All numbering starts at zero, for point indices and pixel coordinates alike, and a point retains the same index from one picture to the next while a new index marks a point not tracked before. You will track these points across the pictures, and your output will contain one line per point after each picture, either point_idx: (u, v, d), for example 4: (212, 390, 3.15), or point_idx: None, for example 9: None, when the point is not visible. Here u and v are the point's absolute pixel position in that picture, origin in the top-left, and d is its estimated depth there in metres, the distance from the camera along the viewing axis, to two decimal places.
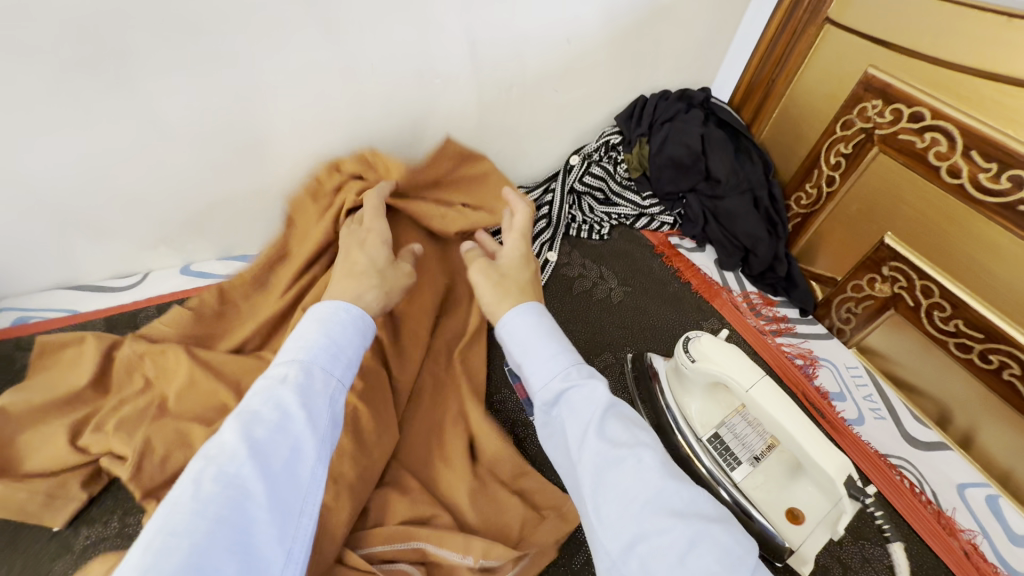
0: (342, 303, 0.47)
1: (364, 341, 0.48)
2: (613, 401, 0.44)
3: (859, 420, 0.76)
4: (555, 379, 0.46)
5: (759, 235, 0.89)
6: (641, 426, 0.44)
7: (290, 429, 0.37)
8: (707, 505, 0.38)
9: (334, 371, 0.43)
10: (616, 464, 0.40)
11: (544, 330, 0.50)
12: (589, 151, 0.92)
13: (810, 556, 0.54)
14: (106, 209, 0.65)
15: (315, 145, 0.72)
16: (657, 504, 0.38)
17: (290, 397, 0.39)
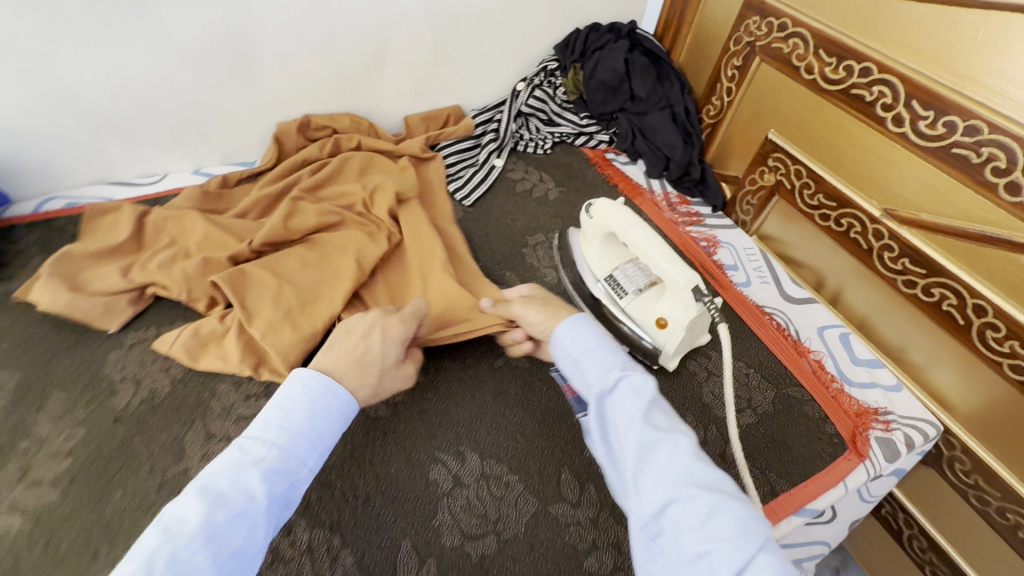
0: (328, 379, 0.53)
1: (342, 424, 0.54)
2: (659, 395, 0.51)
3: (746, 283, 0.92)
4: (611, 371, 0.53)
5: (675, 143, 1.05)
6: (679, 417, 0.51)
7: (248, 516, 0.43)
8: (730, 489, 0.44)
9: (306, 462, 0.50)
10: (653, 445, 0.47)
11: (600, 337, 0.58)
12: (532, 78, 1.09)
13: (673, 352, 0.72)
14: (132, 115, 0.83)
15: (298, 68, 0.89)
16: (685, 478, 0.45)
17: (257, 482, 0.45)
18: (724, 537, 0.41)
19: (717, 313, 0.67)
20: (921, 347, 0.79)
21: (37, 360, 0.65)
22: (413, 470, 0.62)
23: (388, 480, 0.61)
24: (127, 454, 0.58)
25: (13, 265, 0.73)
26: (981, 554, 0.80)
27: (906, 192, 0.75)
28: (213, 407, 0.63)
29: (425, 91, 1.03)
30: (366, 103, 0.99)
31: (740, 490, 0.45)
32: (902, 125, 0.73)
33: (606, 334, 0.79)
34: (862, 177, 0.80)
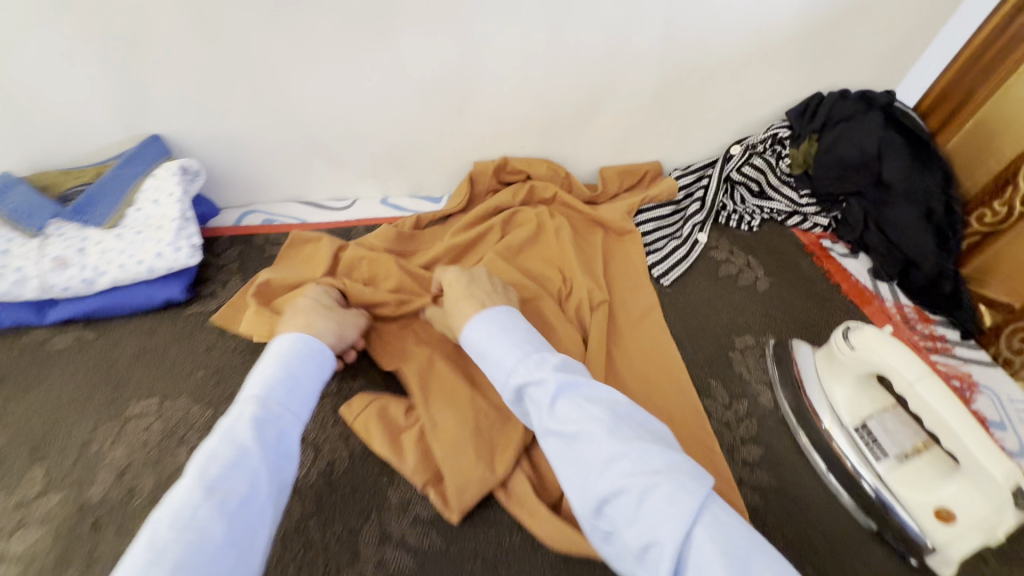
0: (292, 333, 0.55)
1: (320, 372, 0.55)
2: (567, 378, 0.46)
3: (1021, 454, 0.71)
4: (510, 370, 0.49)
5: (927, 248, 0.85)
6: (598, 397, 0.45)
7: (247, 464, 0.42)
8: (655, 455, 0.40)
9: (289, 406, 0.49)
10: (572, 442, 0.43)
11: (503, 323, 0.55)
12: (753, 143, 0.94)
13: (956, 561, 0.54)
14: (342, 140, 0.80)
15: (509, 107, 0.81)
16: (612, 466, 0.40)
17: (243, 430, 0.44)
18: (664, 514, 0.37)
19: None
20: None
21: (225, 398, 0.61)
22: None
23: None
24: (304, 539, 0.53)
25: (213, 282, 0.71)
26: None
27: None
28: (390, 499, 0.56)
29: (629, 144, 0.92)
30: (566, 150, 0.90)
31: (665, 455, 0.40)
32: None
33: (843, 496, 0.62)
34: None
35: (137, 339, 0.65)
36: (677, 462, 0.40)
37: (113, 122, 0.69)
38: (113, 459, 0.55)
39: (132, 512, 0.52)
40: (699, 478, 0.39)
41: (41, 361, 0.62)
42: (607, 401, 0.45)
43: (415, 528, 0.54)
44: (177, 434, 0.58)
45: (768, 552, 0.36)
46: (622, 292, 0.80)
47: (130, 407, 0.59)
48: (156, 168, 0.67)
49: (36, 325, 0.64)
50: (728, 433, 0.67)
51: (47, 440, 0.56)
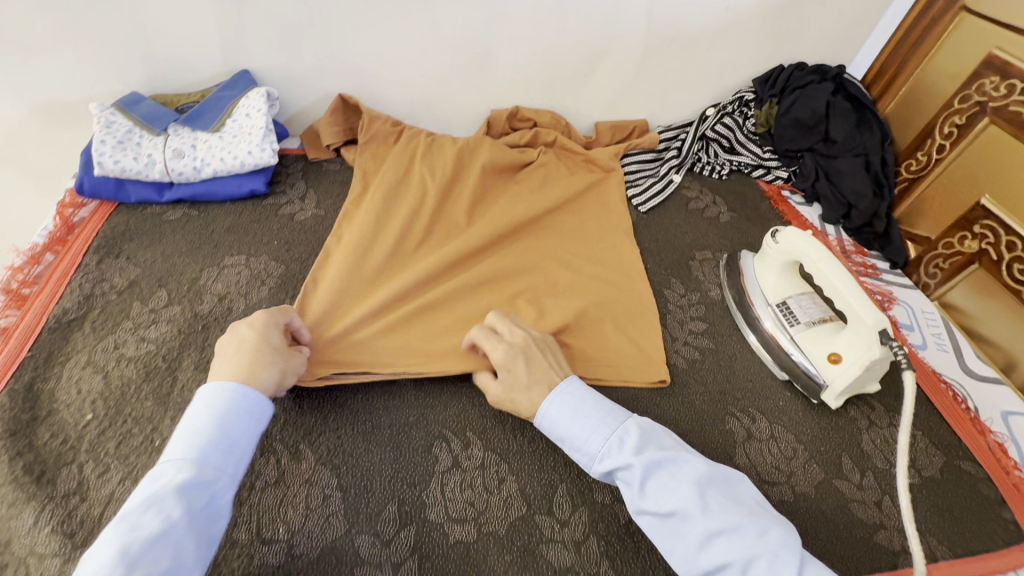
0: (229, 386, 0.54)
1: (257, 425, 0.55)
2: (645, 461, 0.55)
3: (922, 346, 0.88)
4: (599, 455, 0.58)
5: (864, 192, 1.02)
6: (679, 474, 0.54)
7: (171, 537, 0.45)
8: (747, 530, 0.50)
9: (224, 469, 0.51)
10: (668, 518, 0.53)
11: (574, 406, 0.61)
12: (724, 106, 1.12)
13: (840, 391, 0.72)
14: (388, 85, 1.00)
15: (522, 62, 1.01)
16: (709, 543, 0.50)
17: (172, 501, 0.46)
18: None
19: (907, 361, 0.65)
20: None
21: (295, 260, 0.81)
22: None
23: None
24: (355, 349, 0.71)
25: (283, 184, 0.92)
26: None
27: None
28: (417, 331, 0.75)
29: (620, 102, 1.11)
30: (567, 106, 1.10)
31: (756, 525, 0.50)
32: None
33: (765, 357, 0.80)
34: None
35: (228, 217, 0.85)
36: (767, 531, 0.50)
37: (216, 59, 0.91)
38: (215, 289, 0.75)
39: (230, 321, 0.72)
40: (787, 544, 0.49)
41: (158, 226, 0.82)
42: (687, 474, 0.54)
43: (434, 349, 0.73)
44: (261, 278, 0.78)
45: None
46: (605, 214, 0.98)
47: (225, 259, 0.79)
48: (249, 93, 0.88)
49: (154, 203, 0.84)
50: (680, 313, 0.85)
51: (166, 275, 0.76)
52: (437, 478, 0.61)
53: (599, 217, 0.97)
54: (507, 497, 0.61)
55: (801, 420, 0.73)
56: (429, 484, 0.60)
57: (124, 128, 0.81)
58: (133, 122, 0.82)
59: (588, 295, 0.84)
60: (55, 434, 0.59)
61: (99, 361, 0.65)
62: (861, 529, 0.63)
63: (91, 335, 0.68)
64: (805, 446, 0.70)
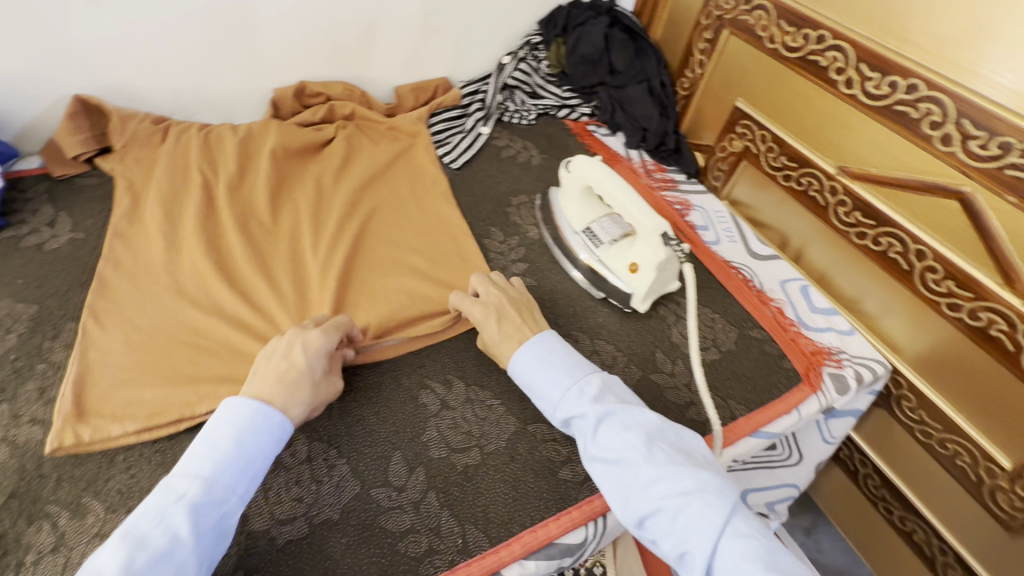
0: (253, 403, 0.54)
1: (276, 446, 0.55)
2: (603, 410, 0.59)
3: (716, 241, 0.99)
4: (563, 404, 0.62)
5: (652, 114, 1.11)
6: (645, 422, 0.58)
7: (174, 555, 0.45)
8: (685, 478, 0.54)
9: (235, 489, 0.51)
10: (615, 464, 0.56)
11: (544, 358, 0.65)
12: (517, 51, 1.14)
13: (644, 295, 0.78)
14: (137, 77, 0.87)
15: (294, 33, 0.94)
16: (650, 488, 0.54)
17: (182, 519, 0.46)
18: (693, 529, 0.51)
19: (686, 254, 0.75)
20: (875, 299, 0.86)
21: (50, 295, 0.70)
22: (405, 395, 0.68)
23: (381, 403, 0.66)
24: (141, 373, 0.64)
25: (24, 213, 0.78)
26: (929, 489, 0.87)
27: (871, 158, 0.81)
28: (220, 340, 0.68)
29: (415, 61, 1.08)
30: (360, 72, 1.04)
31: (694, 475, 0.54)
32: (867, 91, 0.78)
33: (582, 281, 0.84)
34: (823, 140, 0.87)
35: None
36: (703, 482, 0.54)
37: None
38: None
39: None
40: (723, 495, 0.53)
41: None
42: (640, 425, 0.58)
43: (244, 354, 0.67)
44: (6, 326, 0.66)
45: (769, 542, 0.51)
46: (420, 178, 0.97)
47: None
48: None
49: None
50: (502, 258, 0.87)
51: None
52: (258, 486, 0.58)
53: (412, 184, 0.96)
54: (339, 481, 0.59)
55: (619, 331, 0.79)
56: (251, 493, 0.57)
57: None
58: None
59: (406, 263, 0.82)
60: None
61: None
62: (677, 412, 0.71)
63: None
64: (625, 352, 0.77)
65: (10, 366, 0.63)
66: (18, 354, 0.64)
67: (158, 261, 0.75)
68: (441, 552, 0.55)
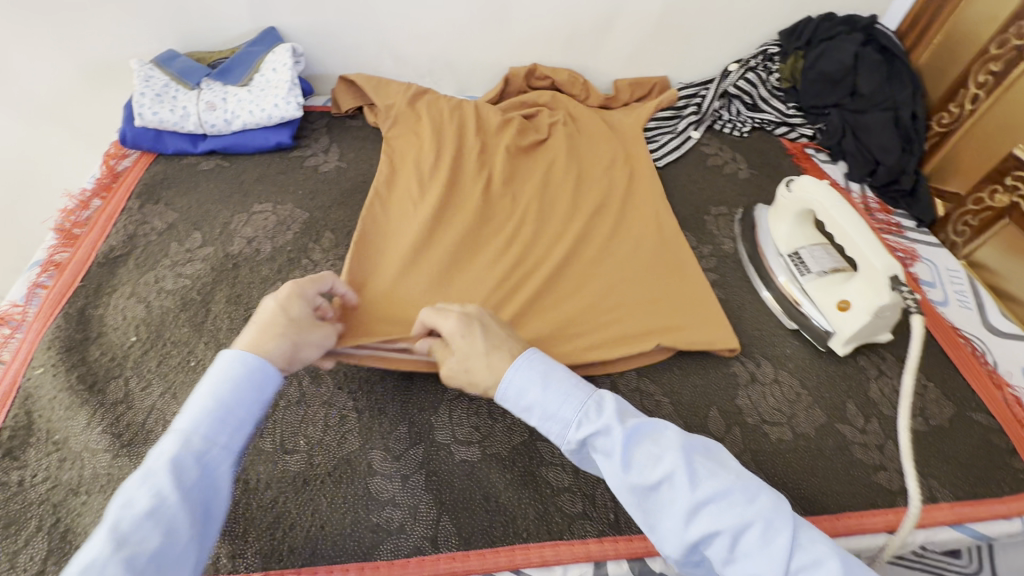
0: (235, 350, 0.50)
1: (256, 396, 0.50)
2: (632, 427, 0.51)
3: (943, 302, 0.86)
4: (577, 424, 0.53)
5: (891, 146, 0.99)
6: (712, 460, 0.51)
7: (163, 517, 0.41)
8: (735, 494, 0.48)
9: (217, 439, 0.46)
10: (652, 491, 0.50)
11: (542, 374, 0.55)
12: (748, 60, 1.09)
13: (849, 337, 0.71)
14: (400, 40, 1.02)
15: (539, 20, 1.02)
16: (694, 514, 0.48)
17: (164, 477, 0.42)
18: (755, 552, 0.46)
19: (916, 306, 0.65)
20: None
21: (319, 208, 0.85)
22: None
23: None
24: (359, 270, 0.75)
25: (309, 137, 0.96)
26: None
27: None
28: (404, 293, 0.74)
29: (639, 60, 1.10)
30: (585, 62, 1.09)
31: (745, 489, 0.48)
32: None
33: (775, 307, 0.80)
34: None
35: (259, 167, 0.90)
36: (770, 499, 0.48)
37: (246, 16, 0.94)
38: (245, 232, 0.80)
39: (258, 261, 0.77)
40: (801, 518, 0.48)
41: (194, 174, 0.88)
42: (672, 441, 0.51)
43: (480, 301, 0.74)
44: (286, 224, 0.82)
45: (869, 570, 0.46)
46: (624, 173, 0.97)
47: (254, 205, 0.84)
48: (275, 49, 0.92)
49: (189, 152, 0.89)
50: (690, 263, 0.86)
51: (201, 220, 0.81)
52: (445, 405, 0.65)
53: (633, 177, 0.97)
54: (510, 425, 0.64)
55: (807, 368, 0.73)
56: (437, 410, 0.64)
57: (162, 83, 0.86)
58: (169, 77, 0.88)
59: (609, 258, 0.83)
60: (105, 352, 0.65)
61: (141, 292, 0.71)
62: (854, 489, 0.62)
63: (135, 270, 0.74)
64: (809, 393, 0.70)
65: (285, 256, 0.78)
66: (291, 248, 0.79)
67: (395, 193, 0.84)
68: (594, 519, 0.57)
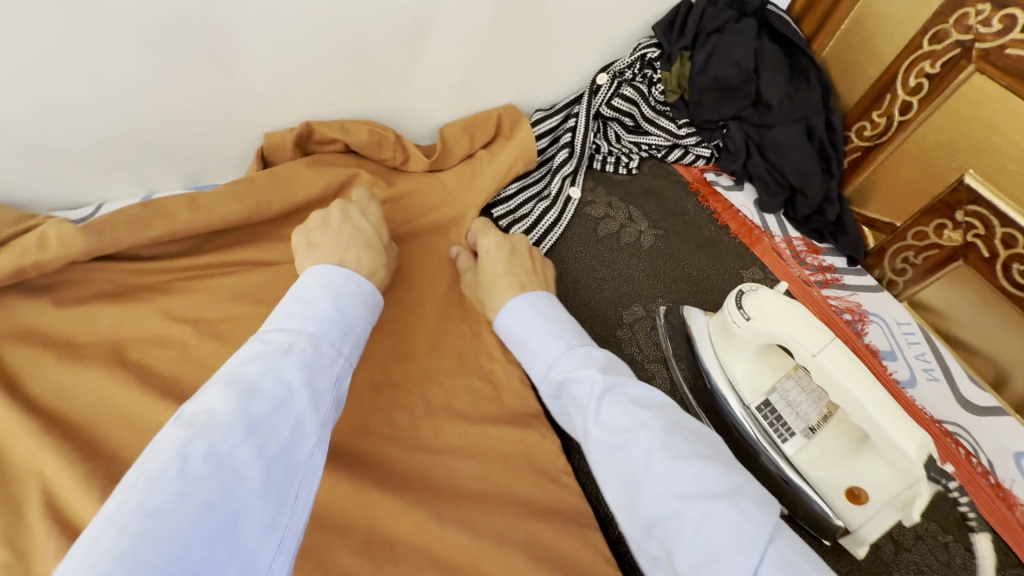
0: (346, 271, 0.48)
1: (370, 318, 0.48)
2: (611, 380, 0.45)
3: (910, 382, 0.69)
4: (555, 371, 0.49)
5: (811, 170, 0.77)
6: (706, 438, 0.41)
7: (292, 407, 0.36)
8: (716, 478, 0.37)
9: (342, 349, 0.42)
10: (619, 450, 0.41)
11: (342, 283, 0.47)
12: (621, 69, 0.79)
13: (868, 538, 0.49)
14: (26, 125, 0.53)
15: (296, 55, 0.59)
16: (663, 486, 0.37)
17: (299, 369, 0.38)
18: (714, 547, 0.34)
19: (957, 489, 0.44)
20: None
21: None
22: None
23: None
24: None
25: None
26: None
27: None
28: None
29: (475, 88, 0.73)
30: (395, 104, 0.69)
31: (720, 473, 0.38)
32: None
33: (753, 481, 0.55)
34: None
35: None
36: (741, 486, 0.37)
37: None
38: None
39: None
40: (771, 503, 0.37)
41: None
42: (659, 405, 0.43)
43: None
44: None
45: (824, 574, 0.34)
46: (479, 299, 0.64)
47: None
48: None
49: None
50: None
51: None
52: None
53: None
54: None
55: None
56: None
57: None
58: None
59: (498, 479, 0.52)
60: None
61: None
62: None
63: None
64: None
65: None
66: None
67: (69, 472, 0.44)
68: None
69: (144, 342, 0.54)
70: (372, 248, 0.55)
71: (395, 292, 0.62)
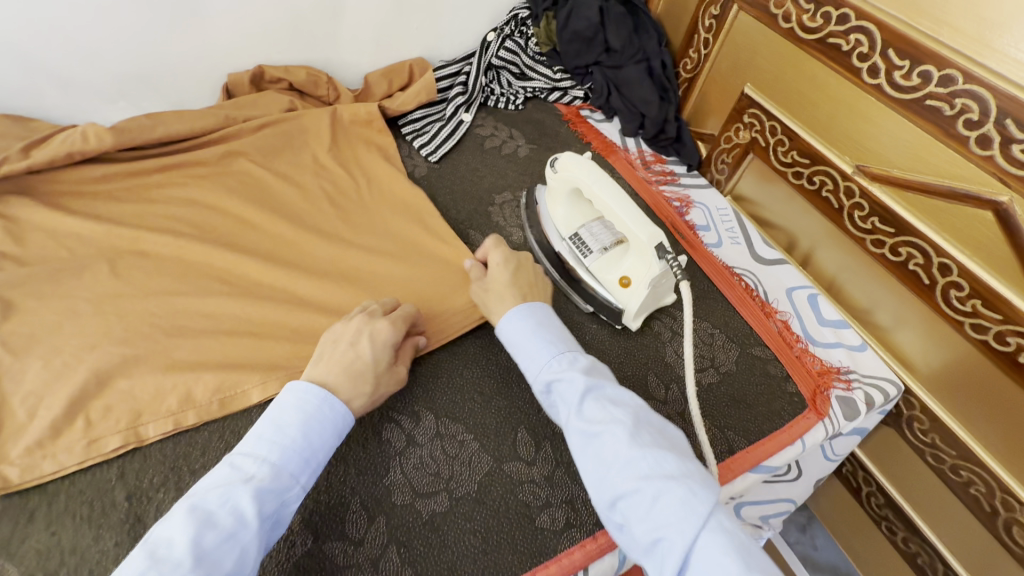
0: (321, 393, 0.53)
1: (336, 439, 0.54)
2: (592, 382, 0.54)
3: (717, 244, 0.91)
4: (545, 373, 0.57)
5: (650, 99, 0.99)
6: (665, 436, 0.50)
7: (239, 538, 0.43)
8: (670, 462, 0.47)
9: (299, 478, 0.49)
10: (594, 438, 0.50)
11: (532, 330, 0.61)
12: (503, 28, 1.04)
13: (635, 312, 0.71)
14: (58, 61, 0.77)
15: (249, 12, 0.84)
16: (628, 467, 0.47)
17: (248, 500, 0.45)
18: (671, 517, 0.44)
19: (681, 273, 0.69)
20: (903, 327, 0.77)
21: None
22: (349, 445, 0.60)
23: None
24: (44, 396, 0.58)
25: None
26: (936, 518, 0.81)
27: (895, 160, 0.71)
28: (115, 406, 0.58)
29: (388, 42, 0.97)
30: (327, 55, 0.94)
31: (679, 461, 0.47)
32: (899, 90, 0.67)
33: (572, 294, 0.77)
34: (849, 141, 0.76)
35: None
36: (690, 469, 0.47)
37: None
38: None
39: None
40: (711, 484, 0.46)
41: None
42: (629, 404, 0.52)
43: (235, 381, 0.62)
44: None
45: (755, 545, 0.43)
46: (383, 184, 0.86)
47: None
48: None
49: None
50: None
51: None
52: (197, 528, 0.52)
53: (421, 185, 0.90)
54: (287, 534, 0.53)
55: (608, 350, 0.73)
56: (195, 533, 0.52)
57: None
58: None
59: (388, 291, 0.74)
60: None
61: None
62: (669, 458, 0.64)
63: None
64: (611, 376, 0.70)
65: None
66: None
67: (88, 275, 0.68)
68: None
69: (136, 201, 0.76)
70: (357, 375, 0.57)
71: (323, 181, 0.85)
